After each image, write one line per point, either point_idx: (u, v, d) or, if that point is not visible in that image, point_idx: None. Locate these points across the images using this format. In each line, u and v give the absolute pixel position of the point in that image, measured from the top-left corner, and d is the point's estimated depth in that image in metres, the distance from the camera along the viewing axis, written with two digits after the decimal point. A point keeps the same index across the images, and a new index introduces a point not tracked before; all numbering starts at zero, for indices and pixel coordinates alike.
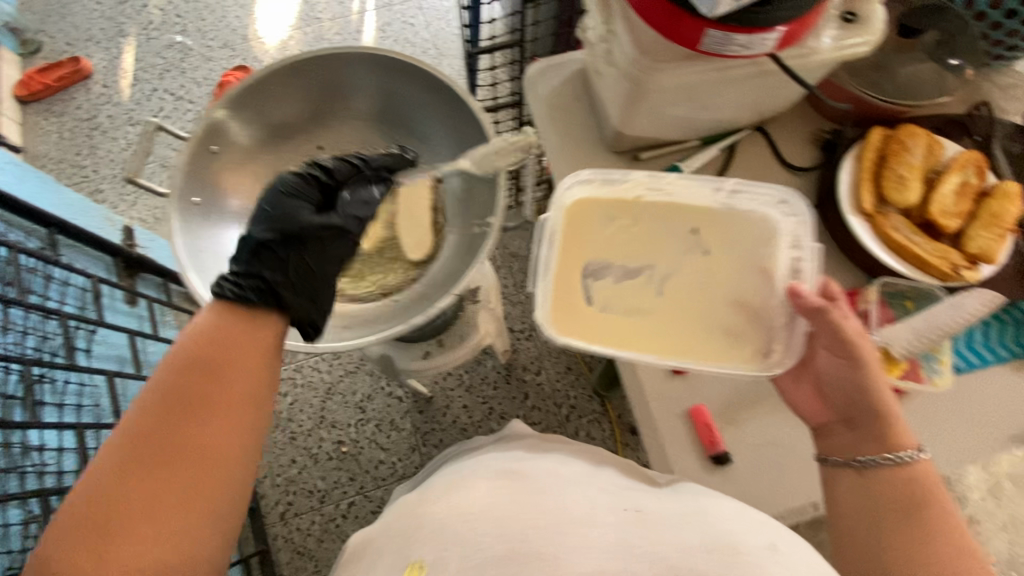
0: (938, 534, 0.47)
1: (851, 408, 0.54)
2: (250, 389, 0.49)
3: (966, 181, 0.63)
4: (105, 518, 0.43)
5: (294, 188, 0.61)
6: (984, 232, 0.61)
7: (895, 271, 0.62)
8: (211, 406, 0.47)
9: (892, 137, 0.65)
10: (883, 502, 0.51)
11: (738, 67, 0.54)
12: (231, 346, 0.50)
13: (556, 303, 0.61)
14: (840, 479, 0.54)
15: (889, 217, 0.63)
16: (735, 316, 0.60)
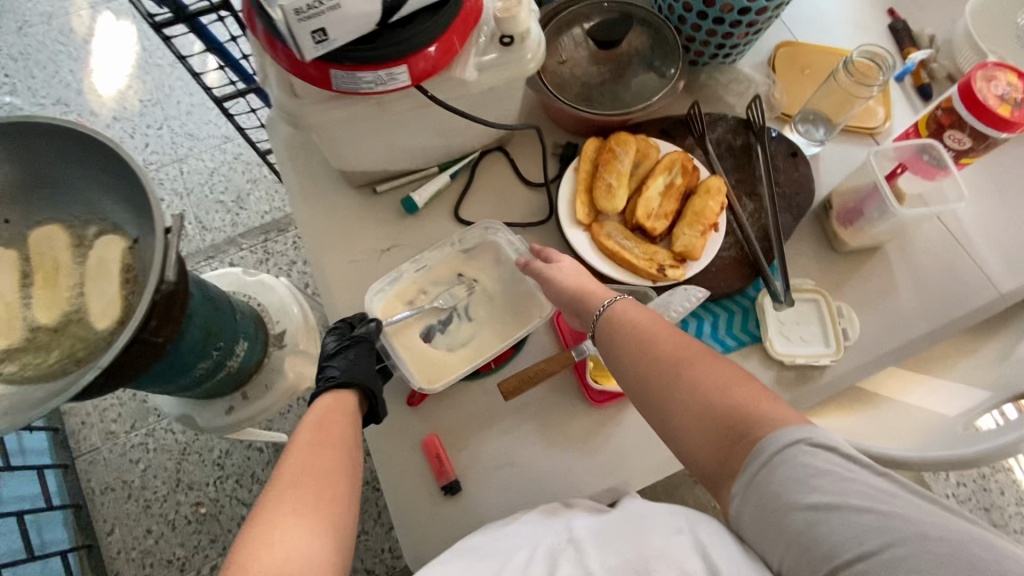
0: (674, 348, 0.49)
1: (574, 302, 0.58)
2: (350, 450, 0.51)
3: (671, 181, 0.66)
4: (262, 536, 0.41)
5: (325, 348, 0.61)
6: (688, 229, 0.63)
7: (613, 276, 0.63)
8: (339, 459, 0.49)
9: (604, 146, 0.68)
10: (620, 341, 0.52)
11: (398, 98, 0.55)
12: (333, 419, 0.53)
13: (419, 369, 0.62)
14: (602, 338, 0.54)
15: (605, 224, 0.65)
16: (511, 296, 0.65)
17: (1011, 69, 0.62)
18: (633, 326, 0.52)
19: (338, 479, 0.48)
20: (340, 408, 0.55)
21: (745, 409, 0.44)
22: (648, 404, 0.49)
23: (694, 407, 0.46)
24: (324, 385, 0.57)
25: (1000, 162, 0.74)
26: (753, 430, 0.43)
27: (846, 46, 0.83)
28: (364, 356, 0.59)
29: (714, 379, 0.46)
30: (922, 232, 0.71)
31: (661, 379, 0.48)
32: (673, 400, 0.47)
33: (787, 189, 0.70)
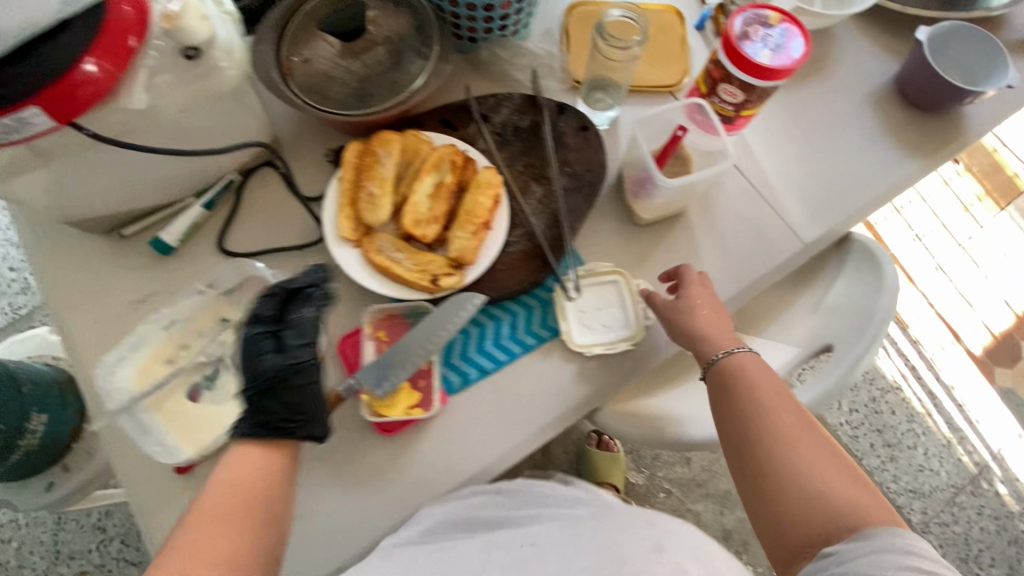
0: (794, 422, 0.54)
1: (691, 340, 0.59)
2: (265, 518, 0.47)
3: (441, 181, 0.60)
4: None
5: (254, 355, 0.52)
6: (459, 233, 0.58)
7: (385, 295, 0.58)
8: (258, 506, 0.47)
9: (366, 151, 0.61)
10: (730, 400, 0.57)
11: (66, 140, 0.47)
12: (258, 484, 0.48)
13: (185, 442, 0.55)
14: (710, 384, 0.59)
15: (372, 238, 0.59)
16: None
17: (772, 11, 0.58)
18: (749, 385, 0.56)
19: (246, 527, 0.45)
20: (257, 459, 0.49)
21: (840, 490, 0.51)
22: (745, 466, 0.55)
23: (785, 479, 0.52)
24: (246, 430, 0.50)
25: (794, 108, 0.73)
26: (836, 520, 0.50)
27: None
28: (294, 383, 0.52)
29: (824, 456, 0.53)
30: (724, 190, 0.68)
31: (778, 443, 0.54)
32: (769, 469, 0.53)
33: (576, 168, 0.66)
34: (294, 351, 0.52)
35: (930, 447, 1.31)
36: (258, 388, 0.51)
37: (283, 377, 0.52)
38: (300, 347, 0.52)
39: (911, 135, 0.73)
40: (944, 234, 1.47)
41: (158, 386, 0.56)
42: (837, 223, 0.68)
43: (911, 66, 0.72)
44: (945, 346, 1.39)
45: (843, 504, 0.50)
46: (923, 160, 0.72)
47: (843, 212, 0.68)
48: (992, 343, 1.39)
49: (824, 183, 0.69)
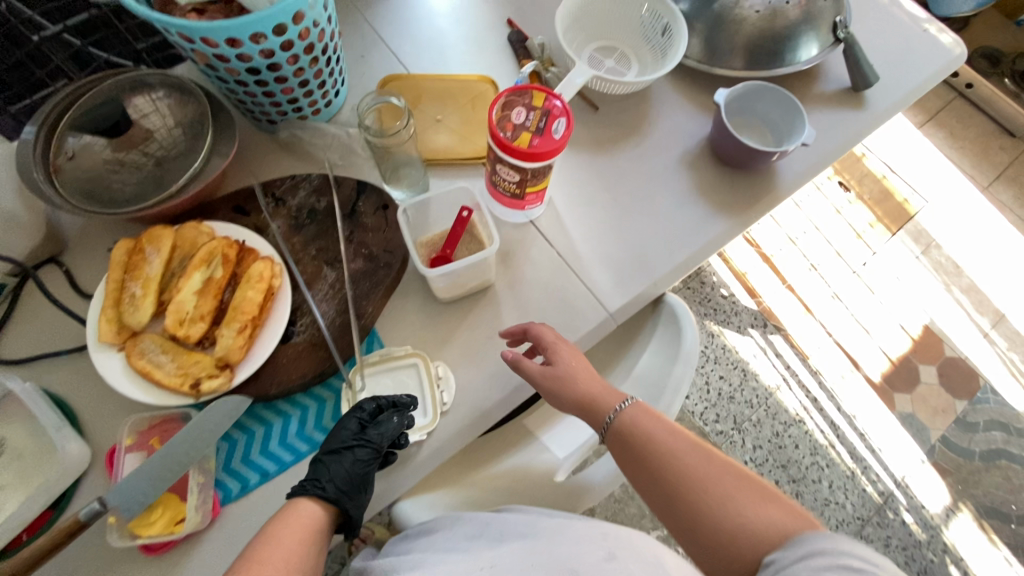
0: (704, 457, 0.53)
1: (576, 409, 0.58)
2: (308, 566, 0.48)
3: (211, 277, 0.58)
4: None
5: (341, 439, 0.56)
6: (226, 330, 0.56)
7: (147, 401, 0.55)
8: (295, 559, 0.48)
9: (136, 248, 0.59)
10: (640, 455, 0.54)
11: None
12: (298, 536, 0.50)
13: None
14: (614, 444, 0.56)
15: (135, 341, 0.56)
16: (34, 440, 0.56)
17: (535, 91, 0.58)
18: (652, 432, 0.54)
19: (298, 571, 0.47)
20: (311, 512, 0.52)
21: (767, 509, 0.49)
22: (679, 517, 0.51)
23: (719, 520, 0.49)
24: (307, 488, 0.54)
25: (607, 173, 0.74)
26: (773, 542, 0.47)
27: (462, 67, 0.79)
28: (360, 464, 0.54)
29: (741, 483, 0.51)
30: (531, 261, 0.68)
31: (701, 489, 0.51)
32: (700, 515, 0.50)
33: (372, 250, 0.65)
34: (381, 428, 0.56)
35: (834, 480, 1.30)
36: (344, 447, 0.55)
37: (361, 446, 0.54)
38: (390, 432, 0.56)
39: (724, 193, 0.73)
40: (839, 262, 1.51)
41: None
42: (643, 290, 0.67)
43: (715, 127, 0.73)
44: (844, 374, 1.40)
45: (782, 524, 0.48)
46: (734, 217, 0.72)
47: (650, 277, 0.68)
48: (889, 369, 1.42)
49: (632, 248, 0.69)
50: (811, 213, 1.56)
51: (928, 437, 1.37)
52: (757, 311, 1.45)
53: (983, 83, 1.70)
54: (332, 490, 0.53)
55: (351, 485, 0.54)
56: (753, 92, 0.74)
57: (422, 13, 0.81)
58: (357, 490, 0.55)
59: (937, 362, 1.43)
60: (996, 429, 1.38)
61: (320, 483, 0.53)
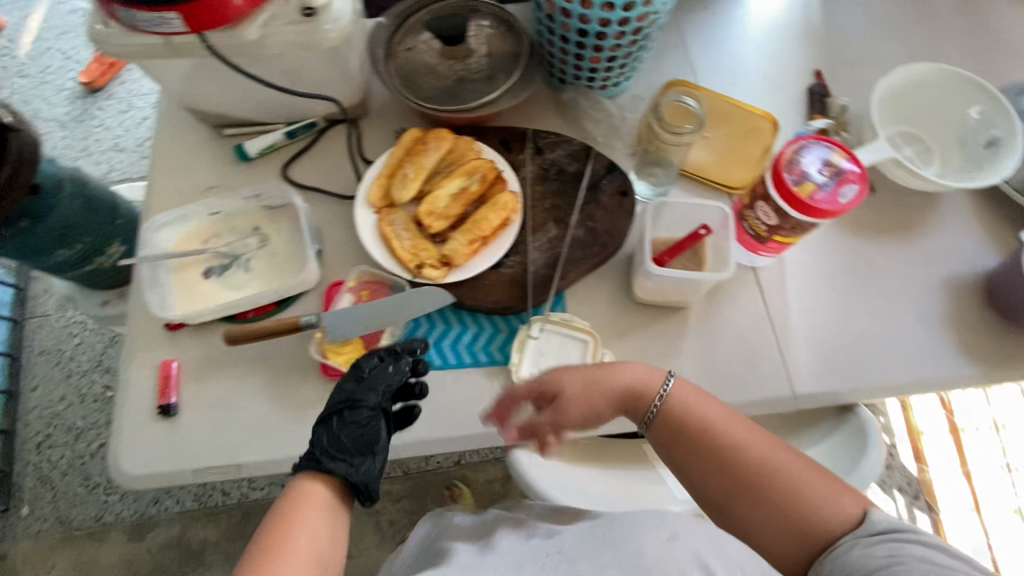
0: (764, 443, 0.53)
1: (623, 399, 0.57)
2: (327, 532, 0.49)
3: (466, 187, 0.65)
4: None
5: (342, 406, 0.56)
6: (460, 236, 0.63)
7: (379, 261, 0.64)
8: (315, 534, 0.48)
9: (421, 139, 0.68)
10: (692, 441, 0.54)
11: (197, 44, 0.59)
12: (306, 512, 0.50)
13: (179, 309, 0.65)
14: (659, 430, 0.56)
15: (391, 212, 0.65)
16: (289, 249, 0.68)
17: (840, 150, 0.56)
18: (704, 414, 0.54)
19: (328, 537, 0.49)
20: (317, 494, 0.51)
21: (824, 494, 0.50)
22: (734, 500, 0.52)
23: (772, 502, 0.50)
24: (305, 465, 0.53)
25: (853, 257, 0.68)
26: (827, 525, 0.49)
27: (749, 98, 0.78)
28: (353, 427, 0.55)
29: (796, 465, 0.51)
30: (736, 305, 0.66)
31: (754, 476, 0.51)
32: (754, 496, 0.51)
33: (596, 226, 0.67)
34: (375, 382, 0.57)
35: None
36: (334, 410, 0.56)
37: (363, 403, 0.55)
38: (383, 382, 0.56)
39: (978, 338, 0.64)
40: None
41: (180, 255, 0.66)
42: (839, 389, 0.62)
43: (1007, 266, 0.64)
44: None
45: (842, 513, 0.49)
46: (978, 368, 0.63)
47: (852, 381, 0.62)
48: None
49: (845, 343, 0.64)
50: None
51: None
52: (915, 477, 1.24)
53: None
54: (339, 444, 0.54)
55: (363, 442, 0.55)
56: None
57: (734, 33, 0.81)
58: (361, 451, 0.55)
59: None
60: None
61: (317, 455, 0.53)
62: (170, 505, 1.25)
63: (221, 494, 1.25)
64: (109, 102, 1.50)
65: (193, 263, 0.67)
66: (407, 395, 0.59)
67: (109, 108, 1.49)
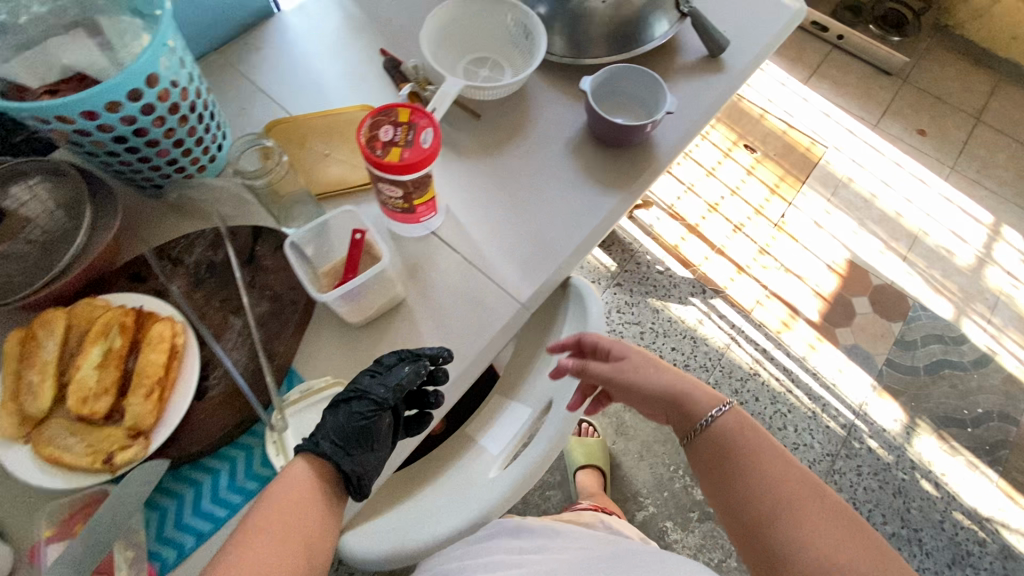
0: (806, 504, 0.52)
1: (668, 399, 0.62)
2: (309, 529, 0.51)
3: (109, 348, 0.57)
4: None
5: (357, 414, 0.57)
6: (132, 398, 0.55)
7: (63, 487, 0.53)
8: (297, 526, 0.50)
9: (30, 334, 0.58)
10: (739, 459, 0.56)
11: None
12: (301, 496, 0.52)
13: None
14: (702, 446, 0.59)
15: (42, 429, 0.54)
16: None
17: (400, 109, 0.60)
18: (755, 454, 0.56)
19: (297, 553, 0.49)
20: (306, 495, 0.52)
21: (865, 561, 0.49)
22: (748, 548, 0.53)
23: (789, 554, 0.50)
24: (304, 446, 0.55)
25: (498, 174, 0.77)
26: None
27: (344, 101, 0.82)
28: (355, 416, 0.57)
29: (829, 530, 0.51)
30: (438, 269, 0.70)
31: (790, 518, 0.52)
32: (774, 553, 0.51)
33: (276, 290, 0.65)
34: (390, 378, 0.58)
35: (800, 423, 1.36)
36: (343, 399, 0.58)
37: (363, 397, 0.58)
38: (398, 382, 0.58)
39: (609, 172, 0.78)
40: (760, 218, 1.59)
41: None
42: (549, 273, 0.70)
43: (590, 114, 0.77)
44: (786, 321, 1.47)
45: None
46: (621, 191, 0.76)
47: (552, 261, 0.71)
48: (823, 307, 1.49)
49: (532, 239, 0.72)
50: (725, 177, 1.64)
51: (876, 364, 1.43)
52: (695, 279, 1.51)
53: (852, 33, 1.84)
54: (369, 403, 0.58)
55: (344, 438, 0.56)
56: (631, 74, 0.79)
57: (300, 61, 0.85)
58: (358, 442, 0.57)
59: (867, 292, 1.51)
60: (933, 342, 1.46)
61: (319, 437, 0.56)
62: None
63: None
64: None
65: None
66: (421, 404, 0.64)
67: None
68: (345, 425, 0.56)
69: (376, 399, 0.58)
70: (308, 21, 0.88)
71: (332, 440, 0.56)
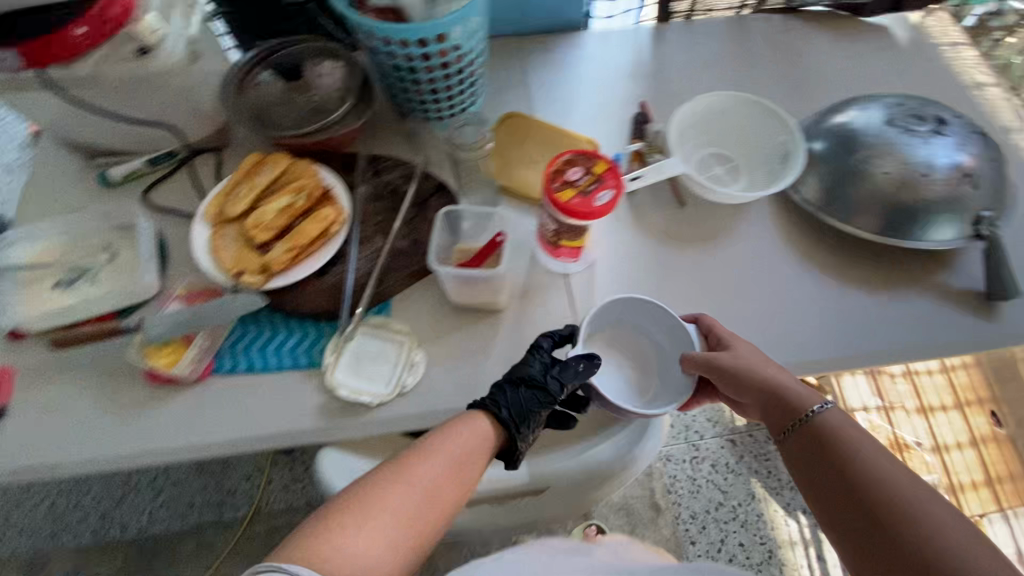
0: (923, 490, 0.49)
1: (766, 394, 0.60)
2: (463, 488, 0.54)
3: (293, 203, 0.71)
4: (360, 508, 0.49)
5: (525, 404, 0.60)
6: (281, 246, 0.68)
7: (206, 270, 0.69)
8: (463, 472, 0.54)
9: (261, 163, 0.74)
10: (836, 463, 0.54)
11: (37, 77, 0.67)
12: (477, 446, 0.57)
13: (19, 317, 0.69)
14: (805, 447, 0.57)
15: (224, 228, 0.71)
16: (133, 267, 0.73)
17: (602, 160, 0.62)
18: (854, 452, 0.53)
19: (459, 471, 0.54)
20: (466, 441, 0.56)
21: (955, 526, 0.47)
22: (883, 550, 0.48)
23: (920, 527, 0.47)
24: (480, 403, 0.60)
25: (657, 265, 0.74)
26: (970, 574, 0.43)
27: (579, 127, 0.86)
28: (531, 400, 0.60)
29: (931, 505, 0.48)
30: (545, 307, 0.71)
31: (885, 519, 0.48)
32: (901, 549, 0.47)
33: (419, 238, 0.73)
34: (562, 373, 0.63)
35: None
36: (510, 381, 0.61)
37: (541, 386, 0.61)
38: (522, 407, 0.60)
39: (762, 336, 0.70)
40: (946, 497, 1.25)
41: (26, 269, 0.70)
42: None
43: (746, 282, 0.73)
44: None
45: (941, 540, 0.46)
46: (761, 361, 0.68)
47: None
48: None
49: None
50: (933, 428, 1.32)
51: None
52: None
53: None
54: (488, 399, 0.60)
55: (520, 415, 0.60)
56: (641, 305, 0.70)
57: (569, 74, 0.91)
58: (524, 420, 0.60)
59: None
60: None
61: (489, 401, 0.60)
62: (67, 540, 1.24)
63: (120, 528, 1.24)
64: None
65: (45, 274, 0.72)
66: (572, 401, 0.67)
67: None
68: (529, 409, 0.60)
69: (520, 382, 0.61)
70: (603, 43, 0.93)
71: (531, 422, 0.60)
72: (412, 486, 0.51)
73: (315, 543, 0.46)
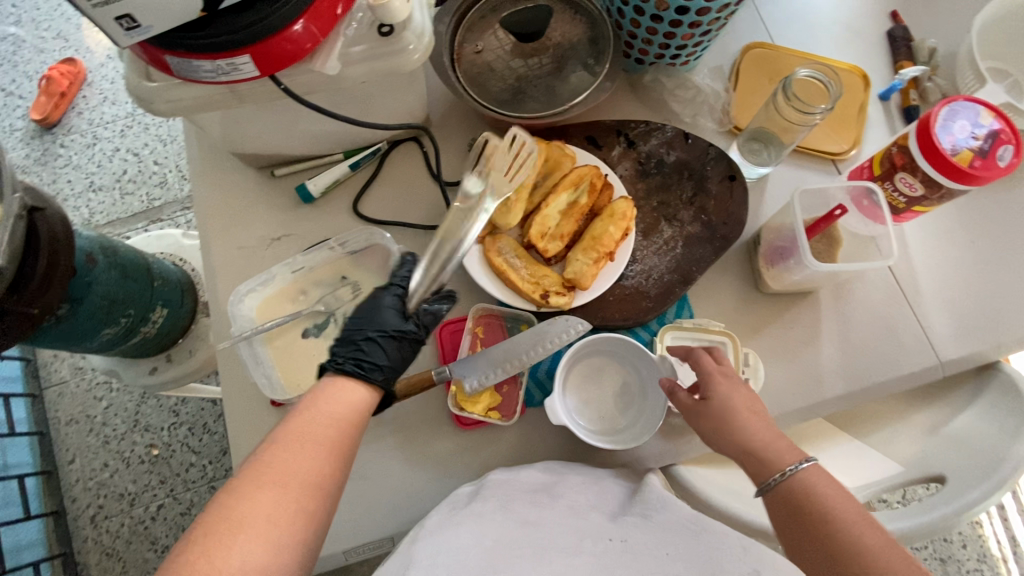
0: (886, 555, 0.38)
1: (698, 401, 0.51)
2: (350, 444, 0.42)
3: (575, 201, 0.61)
4: (231, 515, 0.36)
5: (399, 345, 0.50)
6: (582, 256, 0.59)
7: (496, 296, 0.59)
8: (341, 437, 0.42)
9: None
10: (811, 529, 0.41)
11: (244, 88, 0.51)
12: (346, 415, 0.43)
13: (287, 382, 0.59)
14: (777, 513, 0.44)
15: (500, 241, 0.60)
16: None
17: (988, 108, 0.53)
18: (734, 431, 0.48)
19: (336, 444, 0.41)
20: (357, 390, 0.46)
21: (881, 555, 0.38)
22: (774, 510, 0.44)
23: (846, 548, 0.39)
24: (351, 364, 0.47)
25: (968, 210, 0.66)
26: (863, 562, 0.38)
27: (831, 54, 0.72)
28: (399, 352, 0.50)
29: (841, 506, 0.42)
30: (865, 278, 0.64)
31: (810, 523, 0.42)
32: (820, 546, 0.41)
33: (713, 218, 0.63)
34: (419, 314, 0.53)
35: None
36: (375, 333, 0.49)
37: (406, 338, 0.51)
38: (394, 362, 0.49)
39: None
40: None
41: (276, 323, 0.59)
42: (983, 348, 0.61)
43: None
44: None
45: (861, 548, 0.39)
46: None
47: (994, 337, 0.61)
48: None
49: (978, 301, 0.62)
50: None
51: None
52: None
53: None
54: (371, 367, 0.47)
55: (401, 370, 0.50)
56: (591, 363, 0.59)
57: None
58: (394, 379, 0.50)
59: None
60: None
61: (379, 362, 0.48)
62: None
63: None
64: (71, 137, 1.41)
65: (287, 328, 0.61)
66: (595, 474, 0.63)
67: (72, 142, 1.41)
68: (375, 350, 0.49)
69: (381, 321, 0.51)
70: None
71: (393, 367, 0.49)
72: (282, 487, 0.38)
73: (179, 561, 0.34)
